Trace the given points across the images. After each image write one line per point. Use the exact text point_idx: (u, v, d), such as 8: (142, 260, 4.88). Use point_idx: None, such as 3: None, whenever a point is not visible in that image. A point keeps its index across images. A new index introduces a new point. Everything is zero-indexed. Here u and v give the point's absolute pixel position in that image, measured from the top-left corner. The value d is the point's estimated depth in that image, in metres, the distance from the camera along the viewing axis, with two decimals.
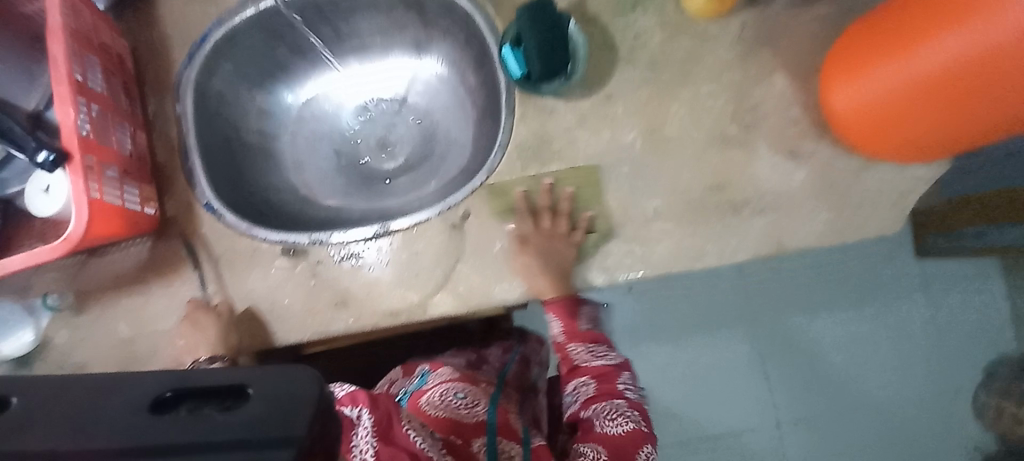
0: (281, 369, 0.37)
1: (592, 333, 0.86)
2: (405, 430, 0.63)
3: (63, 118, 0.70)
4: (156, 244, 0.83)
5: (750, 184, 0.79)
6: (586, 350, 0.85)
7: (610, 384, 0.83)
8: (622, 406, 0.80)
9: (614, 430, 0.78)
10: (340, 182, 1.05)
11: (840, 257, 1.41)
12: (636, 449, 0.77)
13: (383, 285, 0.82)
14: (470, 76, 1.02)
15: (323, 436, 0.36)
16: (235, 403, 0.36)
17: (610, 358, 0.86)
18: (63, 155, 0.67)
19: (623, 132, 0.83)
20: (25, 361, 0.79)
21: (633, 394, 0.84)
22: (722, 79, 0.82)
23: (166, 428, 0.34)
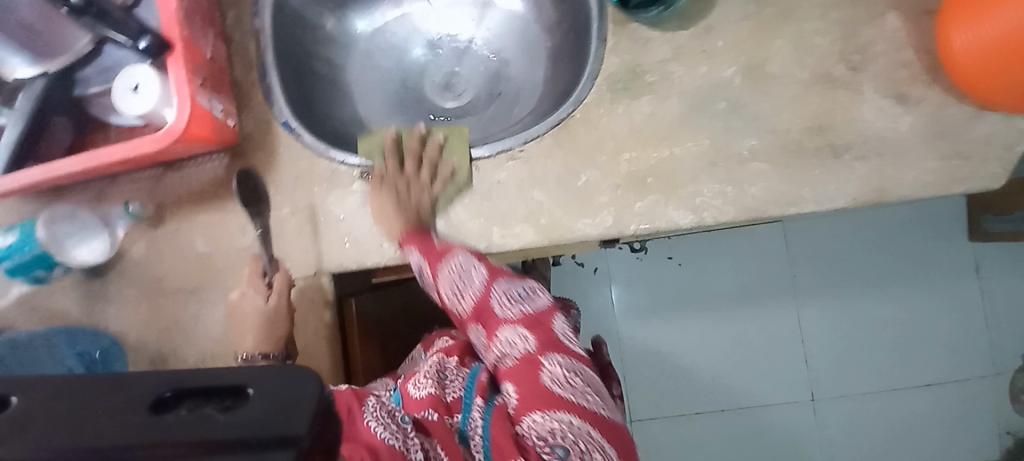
0: (283, 369, 0.34)
1: (447, 253, 0.69)
2: (365, 420, 0.52)
3: (164, 6, 0.66)
4: (233, 161, 0.78)
5: (854, 128, 0.71)
6: (447, 286, 0.67)
7: (489, 310, 0.67)
8: (514, 327, 0.65)
9: (512, 363, 0.63)
10: (404, 119, 0.95)
11: (907, 236, 1.35)
12: (544, 365, 0.62)
13: (462, 214, 0.75)
14: (549, 9, 0.92)
15: (317, 435, 0.34)
16: (236, 403, 0.33)
17: (478, 277, 0.67)
18: (164, 43, 0.65)
19: (721, 67, 0.72)
20: (102, 272, 0.79)
21: (523, 304, 0.67)
22: (830, 16, 0.72)
23: (172, 429, 0.31)
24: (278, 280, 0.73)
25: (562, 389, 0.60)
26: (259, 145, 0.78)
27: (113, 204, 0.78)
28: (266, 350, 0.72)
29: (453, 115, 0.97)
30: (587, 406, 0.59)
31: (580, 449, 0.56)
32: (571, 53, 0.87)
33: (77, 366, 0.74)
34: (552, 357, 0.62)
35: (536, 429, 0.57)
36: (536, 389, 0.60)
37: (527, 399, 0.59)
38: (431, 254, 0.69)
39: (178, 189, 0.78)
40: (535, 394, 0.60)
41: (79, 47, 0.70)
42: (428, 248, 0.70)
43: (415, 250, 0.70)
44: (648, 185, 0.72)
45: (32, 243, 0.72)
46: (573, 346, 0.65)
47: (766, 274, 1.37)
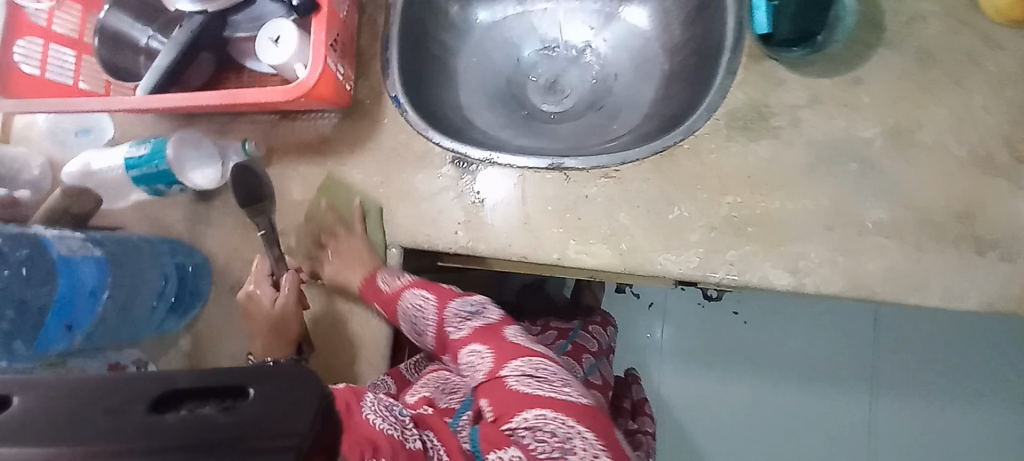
0: (288, 369, 0.34)
1: (400, 295, 0.74)
2: (365, 415, 0.51)
3: None
4: (340, 122, 0.82)
5: (1012, 224, 0.61)
6: (408, 324, 0.73)
7: (445, 335, 0.70)
8: (475, 345, 0.66)
9: (484, 367, 0.63)
10: (500, 114, 0.96)
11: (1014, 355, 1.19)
12: (507, 370, 0.61)
13: (542, 221, 0.74)
14: (675, 32, 0.88)
15: (323, 434, 0.34)
16: (236, 403, 0.32)
17: (421, 300, 0.72)
18: (314, 3, 0.69)
19: (861, 125, 0.65)
20: (209, 197, 0.86)
21: (466, 317, 0.69)
22: (1007, 93, 0.63)
23: (172, 433, 0.29)
24: (285, 282, 0.74)
25: (529, 387, 0.59)
26: (367, 112, 0.82)
27: (232, 139, 0.86)
28: (279, 353, 0.75)
29: (548, 119, 0.95)
30: (565, 400, 0.58)
31: (562, 442, 0.55)
32: (689, 80, 0.83)
33: (172, 276, 0.81)
34: (514, 360, 0.62)
35: (513, 430, 0.57)
36: (507, 391, 0.60)
37: (499, 406, 0.59)
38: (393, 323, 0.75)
39: (288, 138, 0.84)
40: (505, 400, 0.59)
41: None
42: (382, 295, 0.75)
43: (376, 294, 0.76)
44: (747, 233, 0.67)
45: (161, 158, 0.78)
46: (529, 346, 0.64)
47: (843, 357, 1.23)
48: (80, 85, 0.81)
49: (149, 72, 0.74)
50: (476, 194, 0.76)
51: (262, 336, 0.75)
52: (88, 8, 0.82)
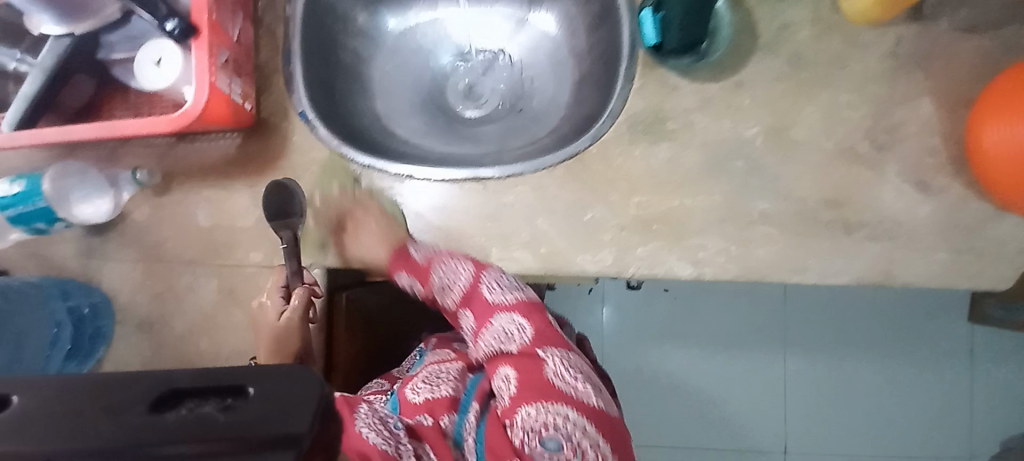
0: (289, 367, 0.31)
1: (434, 261, 0.73)
2: (359, 428, 0.58)
3: None
4: (245, 142, 0.78)
5: (870, 207, 0.70)
6: (439, 284, 0.72)
7: (479, 300, 0.71)
8: (510, 318, 0.70)
9: (512, 353, 0.68)
10: (422, 121, 0.95)
11: (910, 311, 1.31)
12: (542, 359, 0.67)
13: (464, 232, 0.75)
14: (582, 38, 0.90)
15: (326, 433, 0.31)
16: (237, 403, 0.30)
17: (462, 272, 0.71)
18: (190, 28, 0.63)
19: (744, 125, 0.71)
20: (102, 230, 0.79)
21: (506, 297, 0.70)
22: (864, 90, 0.71)
23: (169, 433, 0.28)
24: (296, 296, 0.71)
25: (557, 379, 0.65)
26: (275, 130, 0.78)
27: (123, 167, 0.79)
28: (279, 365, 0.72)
29: (468, 124, 0.96)
30: (576, 396, 0.64)
31: (569, 436, 0.60)
32: (598, 83, 0.85)
33: (65, 322, 0.76)
34: (546, 350, 0.68)
35: (532, 417, 0.61)
36: (534, 384, 0.64)
37: (521, 393, 0.64)
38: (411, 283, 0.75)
39: (188, 160, 0.78)
40: (533, 387, 0.64)
41: (106, 13, 0.69)
42: (414, 263, 0.74)
43: (405, 267, 0.75)
44: (652, 231, 0.72)
45: (36, 195, 0.70)
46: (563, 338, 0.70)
47: (760, 326, 1.35)
48: None
49: (17, 100, 0.67)
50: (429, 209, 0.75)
51: (265, 346, 0.72)
52: None
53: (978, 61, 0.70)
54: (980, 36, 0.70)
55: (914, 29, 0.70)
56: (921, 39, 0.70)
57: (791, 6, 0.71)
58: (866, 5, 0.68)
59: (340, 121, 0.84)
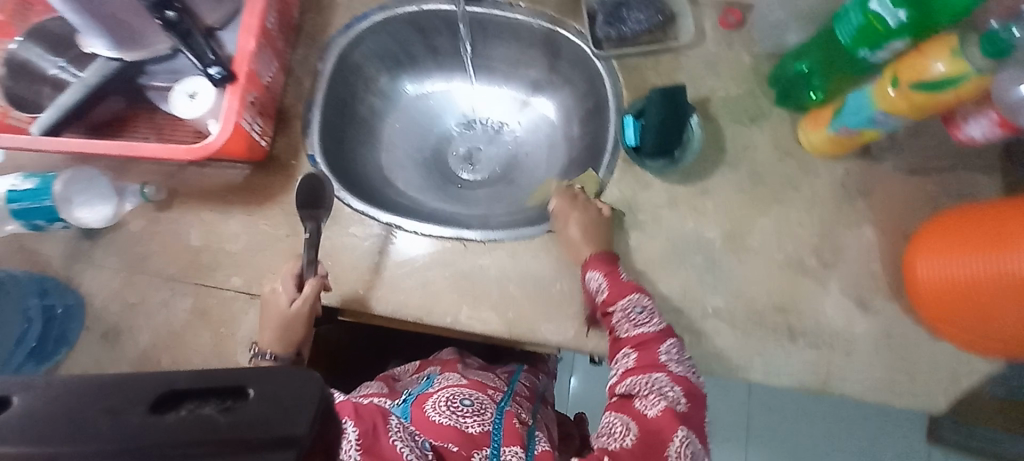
0: (287, 368, 0.32)
1: (623, 292, 0.70)
2: (390, 440, 0.55)
3: (243, 46, 0.74)
4: (252, 174, 0.84)
5: (815, 318, 0.76)
6: (625, 316, 0.68)
7: (651, 350, 0.66)
8: (666, 382, 0.63)
9: (649, 413, 0.61)
10: (421, 176, 1.03)
11: (871, 425, 1.33)
12: (672, 437, 0.59)
13: (440, 286, 0.79)
14: (576, 127, 0.99)
15: (322, 434, 0.33)
16: (236, 404, 0.31)
17: (653, 323, 0.68)
18: (230, 75, 0.72)
19: (707, 227, 0.79)
20: (95, 234, 0.83)
21: (678, 367, 0.65)
22: (814, 211, 0.79)
23: (172, 432, 0.29)
24: (308, 286, 0.73)
25: None
26: (282, 168, 0.85)
27: (132, 180, 0.84)
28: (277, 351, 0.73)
29: (463, 186, 1.04)
30: None
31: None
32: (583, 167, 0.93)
33: (36, 319, 0.78)
34: (678, 434, 0.59)
35: None
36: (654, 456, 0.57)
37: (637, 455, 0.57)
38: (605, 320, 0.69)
39: (194, 183, 0.84)
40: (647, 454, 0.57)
41: (158, 48, 0.76)
42: (612, 278, 0.71)
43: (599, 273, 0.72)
44: None
45: (44, 195, 0.76)
46: (701, 433, 0.62)
47: (725, 417, 1.34)
48: None
49: (50, 109, 0.74)
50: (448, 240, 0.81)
51: (269, 331, 0.73)
52: None
53: (915, 202, 0.79)
54: (919, 181, 0.79)
55: (861, 166, 0.80)
56: (866, 176, 0.80)
57: (754, 131, 0.82)
58: (818, 141, 0.78)
59: (344, 167, 0.91)
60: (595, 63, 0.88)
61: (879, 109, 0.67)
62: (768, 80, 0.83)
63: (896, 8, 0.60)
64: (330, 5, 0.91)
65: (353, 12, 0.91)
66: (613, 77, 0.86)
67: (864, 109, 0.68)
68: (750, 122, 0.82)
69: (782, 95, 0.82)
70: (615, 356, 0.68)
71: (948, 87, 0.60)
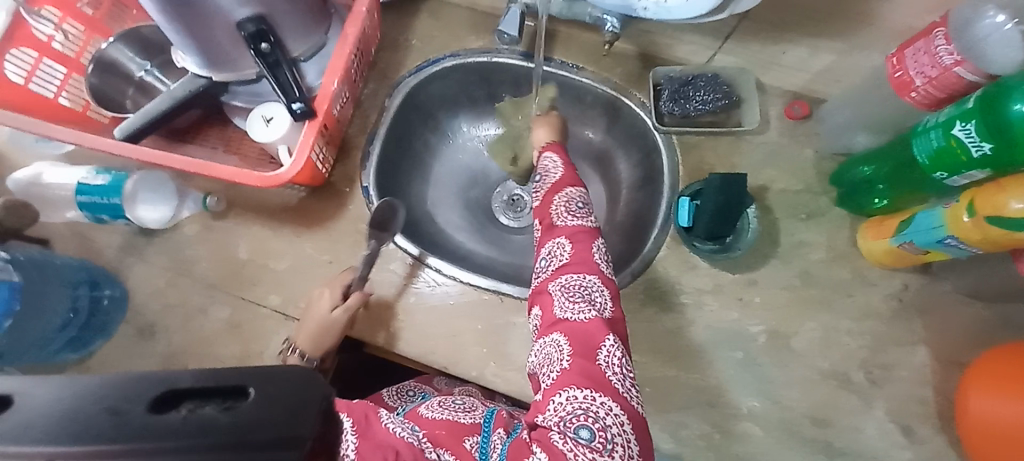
0: (284, 373, 0.38)
1: (559, 188, 0.72)
2: (382, 424, 0.55)
3: (326, 86, 0.78)
4: (307, 197, 0.87)
5: (852, 437, 0.72)
6: (562, 208, 0.69)
7: (583, 246, 0.66)
8: (596, 286, 0.63)
9: (577, 320, 0.61)
10: (462, 216, 1.04)
11: None
12: (603, 344, 0.60)
13: (470, 336, 0.79)
14: (624, 192, 0.97)
15: (320, 434, 0.38)
16: (236, 404, 0.36)
17: (586, 219, 0.69)
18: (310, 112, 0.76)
19: (750, 321, 0.77)
20: (151, 232, 0.86)
21: (607, 267, 0.66)
22: (865, 322, 0.76)
23: (175, 427, 0.33)
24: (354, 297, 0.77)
25: (611, 372, 0.59)
26: (335, 196, 0.87)
27: (195, 186, 0.87)
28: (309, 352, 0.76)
29: (502, 231, 1.04)
30: (621, 395, 0.58)
31: (605, 431, 0.55)
32: (625, 236, 0.92)
33: (82, 309, 0.80)
34: (608, 340, 0.60)
35: (576, 402, 0.56)
36: (588, 363, 0.59)
37: (576, 369, 0.58)
38: (545, 210, 0.71)
39: (251, 197, 0.87)
40: (582, 368, 0.58)
41: (245, 72, 0.80)
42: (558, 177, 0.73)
43: (558, 157, 0.77)
44: (643, 393, 0.75)
45: (116, 192, 0.80)
46: (623, 332, 0.63)
47: None
48: (61, 100, 0.87)
49: (137, 113, 0.79)
50: (485, 288, 0.81)
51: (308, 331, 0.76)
52: (73, 71, 0.89)
53: (975, 330, 0.75)
54: (980, 308, 0.76)
55: (921, 282, 0.77)
56: (924, 293, 0.77)
57: (809, 229, 0.80)
58: (876, 251, 0.76)
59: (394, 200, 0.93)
60: (653, 137, 0.88)
61: (948, 233, 0.65)
62: (831, 178, 0.82)
63: (981, 141, 0.58)
64: (406, 46, 0.95)
65: (427, 56, 0.95)
66: (670, 154, 0.86)
67: (935, 228, 0.66)
68: (806, 218, 0.81)
69: (843, 196, 0.80)
70: (550, 249, 0.68)
71: None
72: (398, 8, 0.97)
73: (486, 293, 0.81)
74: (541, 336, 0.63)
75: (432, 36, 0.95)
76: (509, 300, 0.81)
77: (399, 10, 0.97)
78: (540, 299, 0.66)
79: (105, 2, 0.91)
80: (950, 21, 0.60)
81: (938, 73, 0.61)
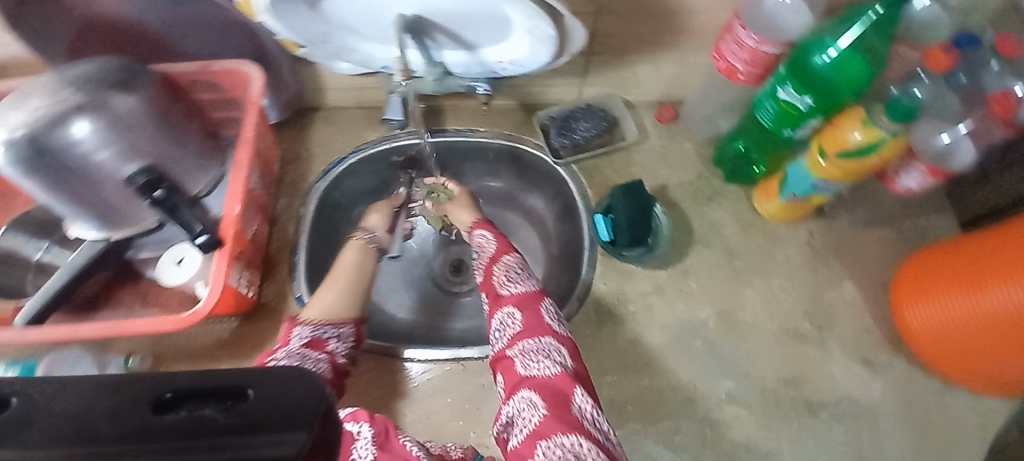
0: (288, 370, 0.33)
1: (496, 258, 0.73)
2: (401, 439, 0.55)
3: (228, 212, 0.78)
4: (240, 327, 0.83)
5: (825, 385, 0.75)
6: (502, 276, 0.70)
7: (532, 308, 0.66)
8: (553, 346, 0.62)
9: (543, 377, 0.60)
10: (409, 296, 1.02)
11: None
12: (573, 394, 0.58)
13: (442, 414, 0.76)
14: (552, 225, 1.01)
15: (323, 436, 0.32)
16: (236, 404, 0.31)
17: (529, 281, 0.69)
18: (216, 241, 0.75)
19: (697, 307, 0.80)
20: None
21: (560, 324, 0.66)
22: (793, 275, 0.82)
23: (168, 432, 0.29)
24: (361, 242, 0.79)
25: (585, 420, 0.57)
26: (271, 316, 0.85)
27: (116, 352, 0.82)
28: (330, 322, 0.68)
29: (454, 298, 1.03)
30: (601, 438, 0.56)
31: None
32: (564, 266, 0.95)
33: None
34: (577, 389, 0.59)
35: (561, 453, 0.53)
36: (563, 414, 0.56)
37: (553, 422, 0.55)
38: (488, 281, 0.71)
39: (180, 345, 0.82)
40: (558, 420, 0.55)
41: (144, 222, 0.80)
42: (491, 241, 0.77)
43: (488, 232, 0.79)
44: (628, 412, 0.73)
45: None
46: (590, 382, 0.63)
47: None
48: None
49: (36, 294, 0.75)
50: (449, 358, 0.79)
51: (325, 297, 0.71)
52: None
53: (884, 251, 0.83)
54: (878, 231, 0.84)
55: (823, 225, 0.85)
56: (831, 234, 0.84)
57: (716, 209, 0.87)
58: (773, 209, 0.83)
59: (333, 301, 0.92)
60: (557, 170, 0.94)
61: (817, 178, 0.74)
62: (714, 162, 0.91)
63: (802, 95, 0.69)
64: (309, 155, 0.99)
65: (330, 159, 0.99)
66: (577, 180, 0.93)
67: (804, 178, 0.75)
68: (710, 201, 0.88)
69: (731, 172, 0.89)
70: (500, 319, 0.67)
71: (870, 152, 0.68)
72: (293, 124, 1.01)
73: (450, 365, 0.79)
74: (512, 400, 0.61)
75: (332, 140, 1.00)
76: (471, 362, 0.79)
77: (295, 126, 1.01)
78: (503, 367, 0.64)
79: None
80: (741, 12, 0.70)
81: (749, 53, 0.71)
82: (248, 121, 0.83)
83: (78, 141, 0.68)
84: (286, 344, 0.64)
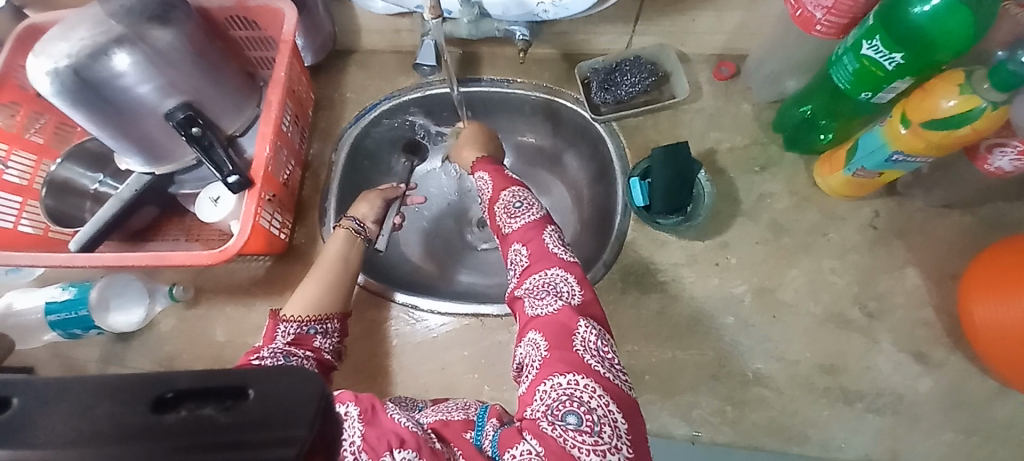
0: (288, 368, 0.32)
1: (495, 196, 0.72)
2: (389, 413, 0.49)
3: (259, 152, 0.78)
4: (274, 266, 0.87)
5: (866, 377, 0.69)
6: (505, 211, 0.69)
7: (535, 241, 0.64)
8: (560, 276, 0.60)
9: (545, 314, 0.58)
10: (435, 249, 1.02)
11: None
12: (576, 329, 0.56)
13: (459, 366, 0.77)
14: (585, 187, 0.97)
15: (324, 434, 0.32)
16: (237, 403, 0.30)
17: (533, 213, 0.67)
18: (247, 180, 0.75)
19: (732, 282, 0.75)
20: (126, 336, 0.84)
21: (564, 253, 0.63)
22: (847, 258, 0.74)
23: (171, 433, 0.28)
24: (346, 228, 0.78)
25: (588, 354, 0.55)
26: (303, 259, 0.87)
27: (163, 280, 0.87)
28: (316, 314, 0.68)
29: (480, 255, 1.02)
30: (604, 375, 0.54)
31: (591, 414, 0.51)
32: (594, 230, 0.91)
33: None
34: (580, 322, 0.57)
35: (560, 391, 0.52)
36: (565, 352, 0.55)
37: (554, 360, 0.54)
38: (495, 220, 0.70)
39: (220, 278, 0.87)
40: (559, 357, 0.54)
41: (184, 160, 0.81)
42: (493, 172, 0.76)
43: (484, 172, 0.77)
44: (645, 382, 0.72)
45: (82, 304, 0.79)
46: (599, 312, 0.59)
47: None
48: (21, 228, 0.88)
49: (89, 222, 0.78)
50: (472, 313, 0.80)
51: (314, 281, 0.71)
52: (26, 197, 0.89)
53: (958, 238, 0.74)
54: (955, 215, 0.75)
55: (890, 204, 0.76)
56: (897, 215, 0.75)
57: (766, 179, 0.80)
58: (835, 184, 0.75)
59: None
60: (595, 127, 0.89)
61: (894, 149, 0.65)
62: (773, 126, 0.82)
63: (891, 51, 0.59)
64: (342, 100, 0.97)
65: (363, 104, 0.97)
66: (615, 140, 0.87)
67: (879, 148, 0.66)
68: (761, 170, 0.80)
69: (790, 139, 0.80)
70: (509, 256, 0.66)
71: (962, 123, 0.58)
72: (327, 67, 0.99)
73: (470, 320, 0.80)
74: (519, 340, 0.60)
75: (365, 85, 0.98)
76: (492, 319, 0.79)
77: (329, 69, 0.99)
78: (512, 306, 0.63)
79: (50, 129, 0.94)
80: None
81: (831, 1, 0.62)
82: (281, 60, 0.81)
83: (122, 72, 0.69)
84: (271, 341, 0.64)
